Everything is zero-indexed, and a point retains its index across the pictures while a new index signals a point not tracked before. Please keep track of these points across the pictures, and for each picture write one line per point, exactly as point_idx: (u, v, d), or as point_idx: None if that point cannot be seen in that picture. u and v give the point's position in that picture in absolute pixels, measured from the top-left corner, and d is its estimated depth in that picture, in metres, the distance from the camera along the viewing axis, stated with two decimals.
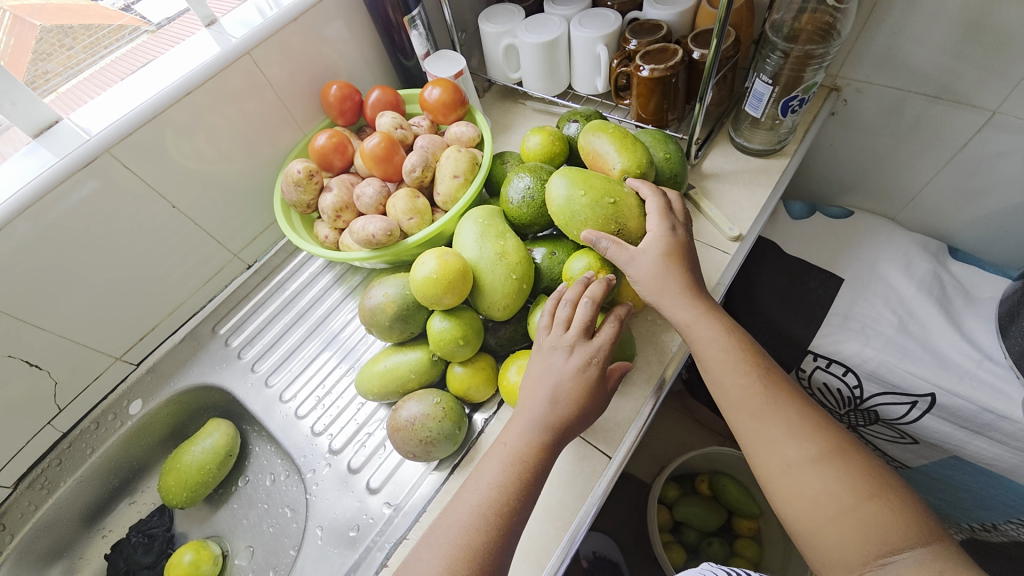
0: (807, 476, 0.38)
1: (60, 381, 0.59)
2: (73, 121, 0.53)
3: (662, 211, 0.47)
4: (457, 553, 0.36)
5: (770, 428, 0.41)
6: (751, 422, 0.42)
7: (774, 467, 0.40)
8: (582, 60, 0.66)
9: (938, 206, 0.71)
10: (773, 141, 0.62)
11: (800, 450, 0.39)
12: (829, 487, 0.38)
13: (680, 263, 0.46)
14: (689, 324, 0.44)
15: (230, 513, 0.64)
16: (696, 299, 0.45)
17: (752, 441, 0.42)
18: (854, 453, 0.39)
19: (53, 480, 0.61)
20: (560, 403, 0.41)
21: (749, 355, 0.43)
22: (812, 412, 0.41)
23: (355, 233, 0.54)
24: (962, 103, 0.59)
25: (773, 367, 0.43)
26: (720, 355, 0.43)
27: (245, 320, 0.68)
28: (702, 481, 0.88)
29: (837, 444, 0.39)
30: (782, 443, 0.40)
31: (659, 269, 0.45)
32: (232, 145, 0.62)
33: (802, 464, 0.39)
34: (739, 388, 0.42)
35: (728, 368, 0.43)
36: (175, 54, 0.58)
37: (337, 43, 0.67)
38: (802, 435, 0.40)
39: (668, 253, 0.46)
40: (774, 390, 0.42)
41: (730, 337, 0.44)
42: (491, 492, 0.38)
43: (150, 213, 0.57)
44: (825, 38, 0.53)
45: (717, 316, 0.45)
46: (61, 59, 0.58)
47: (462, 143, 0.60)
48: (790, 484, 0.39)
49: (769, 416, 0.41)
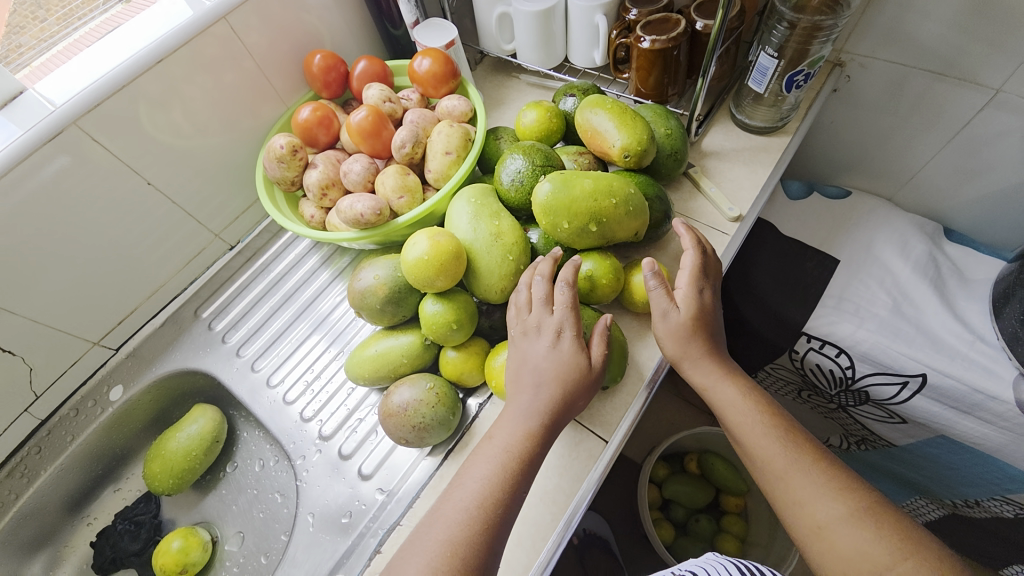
0: (842, 535, 0.37)
1: (36, 367, 0.56)
2: (39, 91, 0.49)
3: (696, 272, 0.47)
4: (447, 546, 0.35)
5: (797, 486, 0.40)
6: (778, 483, 0.41)
7: (807, 527, 0.39)
8: (579, 31, 0.63)
9: (937, 186, 0.70)
10: (774, 118, 0.60)
11: (831, 510, 0.38)
12: (864, 547, 0.36)
13: (707, 325, 0.46)
14: (708, 389, 0.45)
15: (219, 499, 0.63)
16: (722, 365, 0.45)
17: (783, 503, 0.41)
18: (885, 509, 0.38)
19: (33, 468, 0.59)
20: (542, 386, 0.41)
21: (768, 412, 0.43)
22: (840, 471, 0.40)
23: (342, 213, 0.51)
24: (966, 80, 0.58)
25: (795, 425, 0.43)
26: (740, 417, 0.44)
27: (229, 303, 0.66)
28: (691, 460, 0.89)
29: (867, 501, 0.38)
30: (811, 502, 0.39)
31: (683, 329, 0.45)
32: (210, 118, 0.58)
33: (834, 523, 0.38)
34: (762, 448, 0.42)
35: (746, 429, 0.43)
36: (145, 19, 0.54)
37: (320, 10, 0.63)
38: (828, 494, 0.39)
39: (697, 316, 0.45)
40: (798, 446, 0.42)
41: (747, 398, 0.44)
42: (480, 484, 0.38)
43: (124, 191, 0.54)
44: (833, 10, 0.50)
45: (735, 379, 0.45)
46: (35, 31, 0.54)
47: (453, 118, 0.58)
48: (826, 546, 0.38)
49: (794, 475, 0.40)
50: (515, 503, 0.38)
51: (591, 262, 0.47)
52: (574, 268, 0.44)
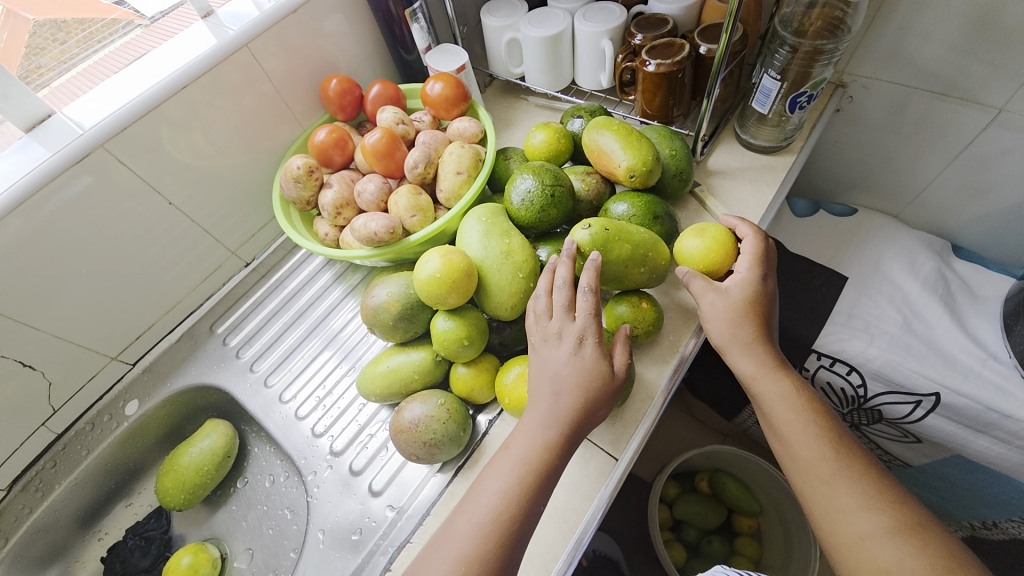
0: (881, 550, 0.37)
1: (55, 381, 0.57)
2: (68, 115, 0.52)
3: (756, 257, 0.47)
4: (461, 563, 0.35)
5: (838, 496, 0.40)
6: (822, 489, 0.41)
7: (846, 538, 0.39)
8: (586, 55, 0.65)
9: (943, 204, 0.71)
10: (779, 138, 0.61)
11: (873, 522, 0.38)
12: (904, 562, 0.36)
13: (759, 313, 0.46)
14: (756, 375, 0.44)
15: (229, 515, 0.64)
16: (771, 355, 0.45)
17: (820, 511, 0.41)
18: (932, 530, 0.37)
19: (47, 482, 0.60)
20: (561, 397, 0.40)
21: (817, 415, 0.43)
22: (888, 486, 0.40)
23: (357, 231, 0.53)
24: (968, 100, 0.59)
25: (845, 432, 0.43)
26: (788, 415, 0.43)
27: (243, 319, 0.67)
28: (702, 479, 0.88)
29: (912, 518, 0.38)
30: (854, 512, 0.39)
31: (732, 315, 0.45)
32: (229, 140, 0.60)
33: (875, 536, 0.37)
34: (808, 450, 0.42)
35: (790, 428, 0.43)
36: (171, 47, 0.57)
37: (336, 37, 0.65)
38: (872, 507, 0.39)
39: (751, 299, 0.46)
40: (845, 455, 0.41)
41: (798, 395, 0.44)
42: (497, 498, 0.38)
43: (146, 210, 0.56)
44: (835, 33, 0.52)
45: (786, 372, 0.45)
46: (54, 53, 0.56)
47: (464, 139, 0.59)
48: (863, 556, 0.37)
49: (841, 483, 0.40)
50: (533, 516, 0.38)
51: (622, 305, 0.48)
52: (594, 272, 0.43)
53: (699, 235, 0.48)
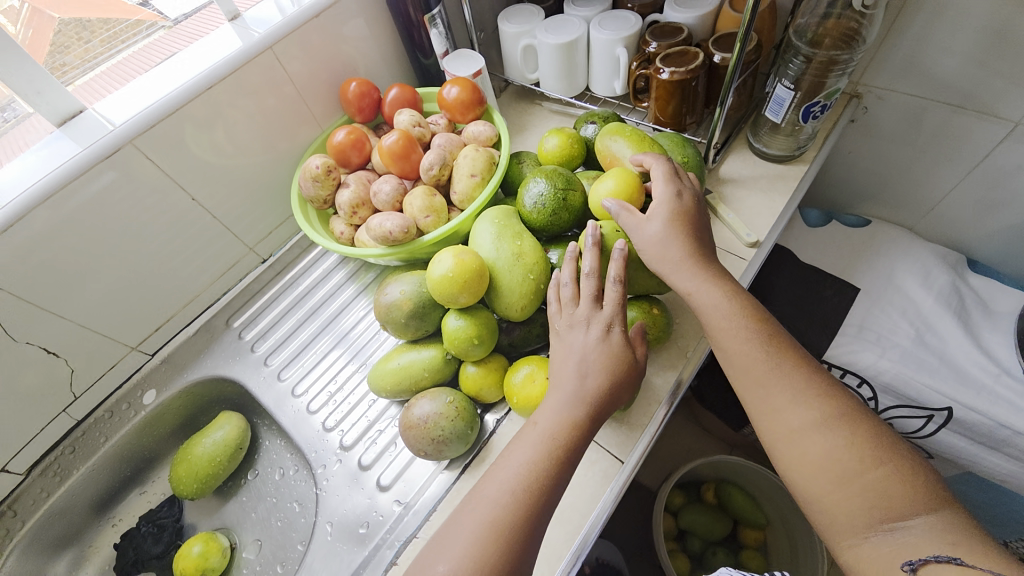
0: (812, 441, 0.38)
1: (77, 370, 0.59)
2: (98, 112, 0.54)
3: (669, 176, 0.48)
4: (490, 531, 0.35)
5: (774, 396, 0.40)
6: (758, 390, 0.41)
7: (780, 433, 0.40)
8: (601, 63, 0.66)
9: (958, 217, 0.70)
10: (792, 147, 0.61)
11: (805, 417, 0.38)
12: (834, 451, 0.37)
13: (686, 228, 0.45)
14: (693, 292, 0.44)
15: (239, 506, 0.65)
16: (702, 269, 0.44)
17: (759, 412, 0.41)
18: (862, 419, 0.38)
19: (65, 468, 0.61)
20: (587, 377, 0.41)
21: (752, 321, 0.42)
22: (820, 380, 0.40)
23: (372, 230, 0.54)
24: (985, 113, 0.59)
25: (779, 332, 0.42)
26: (724, 324, 0.43)
27: (259, 314, 0.69)
28: (708, 489, 0.88)
29: (844, 411, 0.38)
30: (787, 409, 0.39)
31: (662, 235, 0.45)
32: (250, 139, 0.62)
33: (806, 429, 0.38)
34: (744, 355, 0.41)
35: (726, 336, 0.42)
36: (197, 49, 0.59)
37: (356, 41, 0.67)
38: (804, 401, 0.39)
39: (674, 219, 0.46)
40: (779, 355, 0.41)
41: (732, 301, 0.43)
42: (525, 470, 0.38)
43: (169, 206, 0.58)
44: (849, 45, 0.52)
45: (720, 281, 0.44)
46: (77, 52, 0.58)
47: (479, 142, 0.60)
48: (795, 450, 0.39)
49: (776, 383, 0.40)
50: (557, 492, 0.38)
51: (633, 311, 0.48)
52: (621, 263, 0.44)
53: (608, 177, 0.49)
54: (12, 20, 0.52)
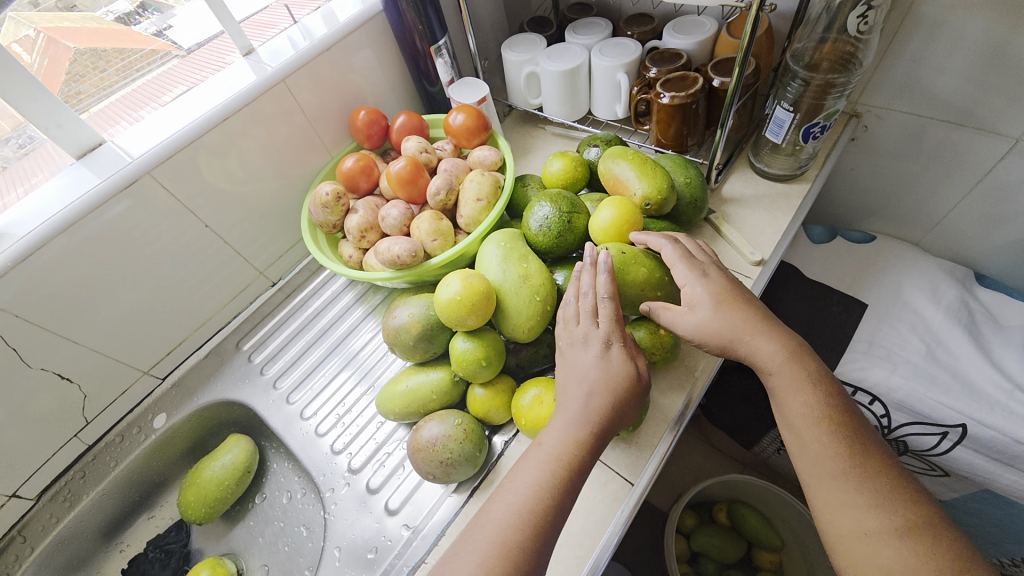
0: (887, 547, 0.36)
1: (89, 394, 0.60)
2: (118, 144, 0.56)
3: (685, 258, 0.46)
4: (496, 551, 0.35)
5: (848, 493, 0.38)
6: (828, 485, 0.39)
7: (848, 534, 0.37)
8: (602, 87, 0.67)
9: (962, 232, 0.70)
10: (793, 167, 0.62)
11: (880, 521, 0.37)
12: (910, 561, 0.35)
13: (744, 302, 0.44)
14: (773, 372, 0.42)
15: (246, 530, 0.65)
16: (784, 343, 0.42)
17: (824, 506, 0.39)
18: (943, 529, 0.36)
19: (76, 492, 0.61)
20: (594, 396, 0.41)
21: (831, 409, 0.41)
22: (900, 485, 0.38)
23: (380, 254, 0.55)
24: (985, 130, 0.59)
25: (862, 427, 0.40)
26: (800, 411, 0.41)
27: (269, 336, 0.70)
28: (720, 510, 0.86)
29: (922, 519, 0.36)
30: (861, 510, 0.37)
31: (712, 316, 0.44)
32: (262, 167, 0.64)
33: (879, 535, 0.36)
34: (818, 447, 0.40)
35: (802, 424, 0.41)
36: (214, 82, 0.61)
37: (364, 71, 0.69)
38: (880, 506, 0.37)
39: (724, 297, 0.44)
40: (858, 451, 0.39)
41: (813, 390, 0.41)
42: (532, 490, 0.38)
43: (183, 232, 0.59)
44: (847, 67, 0.53)
45: (801, 363, 0.42)
46: (94, 80, 0.59)
47: (484, 167, 0.62)
48: (865, 553, 0.36)
49: (849, 481, 0.38)
50: (564, 512, 0.38)
51: (639, 330, 0.49)
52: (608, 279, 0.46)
53: (605, 206, 0.50)
54: (27, 49, 0.52)
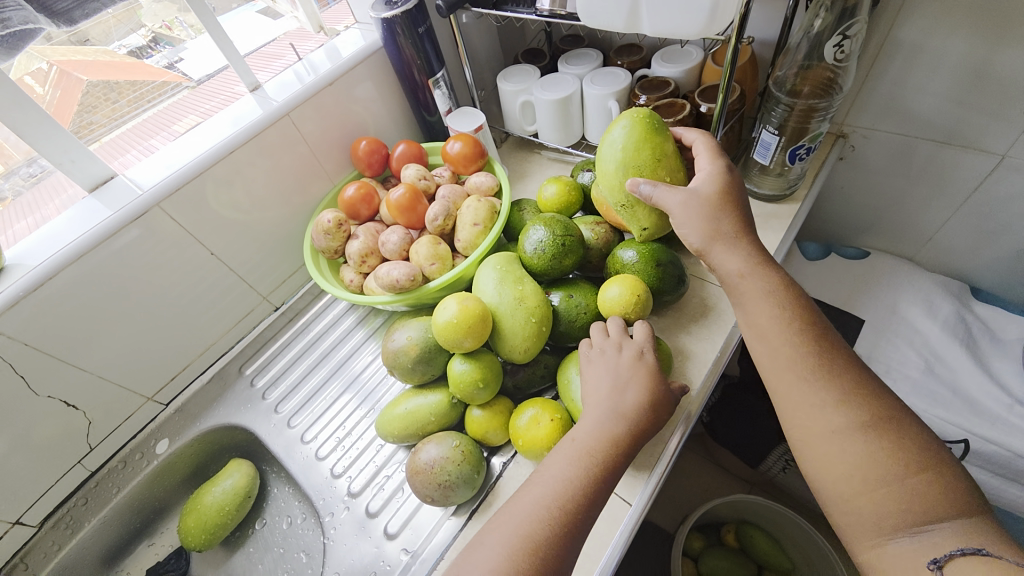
0: (852, 442, 0.37)
1: (94, 421, 0.61)
2: (128, 178, 0.58)
3: (711, 152, 0.49)
4: (525, 539, 0.36)
5: (815, 394, 0.40)
6: (797, 385, 0.40)
7: (816, 433, 0.39)
8: (594, 114, 0.69)
9: (955, 247, 0.71)
10: (782, 187, 0.63)
11: (847, 418, 0.38)
12: (873, 455, 0.37)
13: (734, 200, 0.46)
14: (744, 275, 0.44)
15: (246, 557, 0.64)
16: (755, 252, 0.45)
17: (790, 406, 0.41)
18: (904, 423, 0.38)
19: (77, 519, 0.61)
20: (628, 398, 0.43)
21: (799, 316, 0.42)
22: (865, 383, 0.39)
23: (380, 278, 0.56)
24: (969, 147, 0.61)
25: (825, 330, 0.42)
26: (771, 312, 0.42)
27: (271, 360, 0.71)
28: (728, 531, 0.84)
29: (887, 413, 0.38)
30: (828, 408, 0.39)
31: (713, 199, 0.46)
32: (266, 195, 0.66)
33: (846, 430, 0.38)
34: (786, 346, 0.41)
35: (771, 328, 0.42)
36: (221, 116, 0.64)
37: (365, 102, 0.72)
38: (846, 402, 0.39)
39: (723, 188, 0.47)
40: (824, 354, 0.41)
41: (782, 290, 0.43)
42: (563, 480, 0.39)
43: (189, 259, 0.61)
44: (828, 92, 0.55)
45: (768, 268, 0.44)
46: (106, 111, 0.63)
47: (481, 192, 0.64)
48: (830, 449, 0.38)
49: (817, 380, 0.40)
50: (594, 508, 0.38)
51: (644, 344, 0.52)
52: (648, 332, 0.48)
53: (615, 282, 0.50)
54: (40, 81, 0.55)
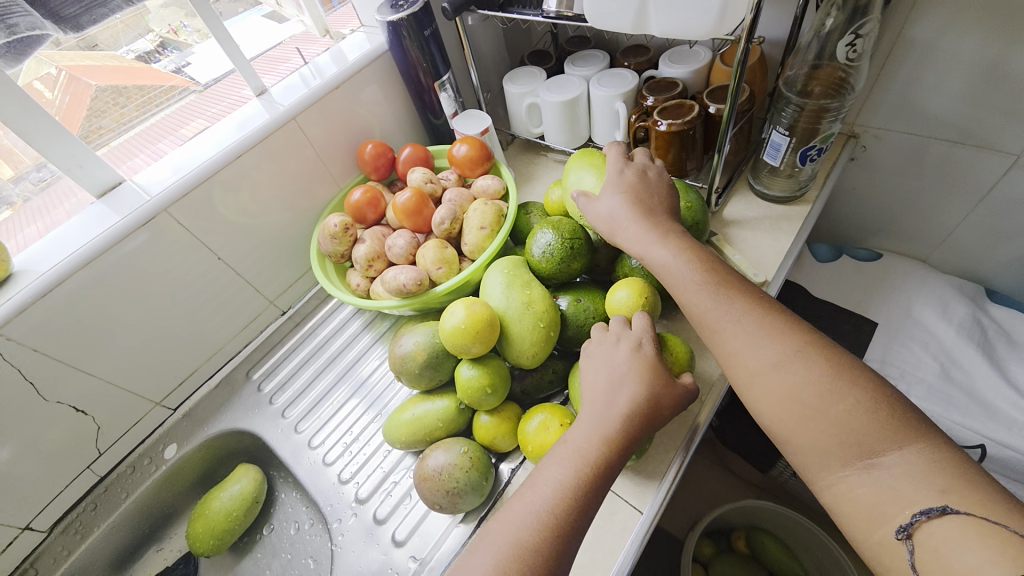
0: (773, 381, 0.38)
1: (102, 426, 0.61)
2: (136, 183, 0.58)
3: (618, 157, 0.53)
4: (519, 550, 0.35)
5: (730, 339, 0.40)
6: (714, 337, 0.42)
7: (742, 378, 0.40)
8: (601, 115, 0.69)
9: (970, 248, 0.70)
10: (793, 188, 0.62)
11: (763, 356, 0.39)
12: (798, 389, 0.37)
13: (634, 197, 0.50)
14: (644, 255, 0.47)
15: (253, 562, 0.64)
16: (651, 229, 0.47)
17: (720, 357, 0.42)
18: (823, 351, 0.37)
19: (86, 525, 0.62)
20: (624, 392, 0.41)
21: (703, 266, 0.44)
22: (777, 318, 0.40)
23: (387, 283, 0.56)
24: (984, 146, 0.59)
25: (731, 274, 0.43)
26: (673, 274, 0.44)
27: (278, 365, 0.71)
28: (739, 537, 0.84)
29: (803, 344, 0.38)
30: (742, 352, 0.40)
31: (612, 206, 0.50)
32: (273, 199, 0.66)
33: (766, 369, 0.38)
34: (697, 303, 0.43)
35: (681, 289, 0.44)
36: (228, 121, 0.64)
37: (371, 105, 0.72)
38: (761, 341, 0.39)
39: (623, 191, 0.50)
40: (732, 297, 0.42)
41: (680, 254, 0.45)
42: (555, 487, 0.38)
43: (197, 265, 0.61)
44: (840, 92, 0.54)
45: (670, 238, 0.46)
46: (114, 116, 0.63)
47: (487, 195, 0.63)
48: (759, 392, 0.39)
49: (730, 326, 0.41)
50: (589, 511, 0.38)
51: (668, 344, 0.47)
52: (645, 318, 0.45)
53: (621, 286, 0.49)
54: (49, 86, 0.56)
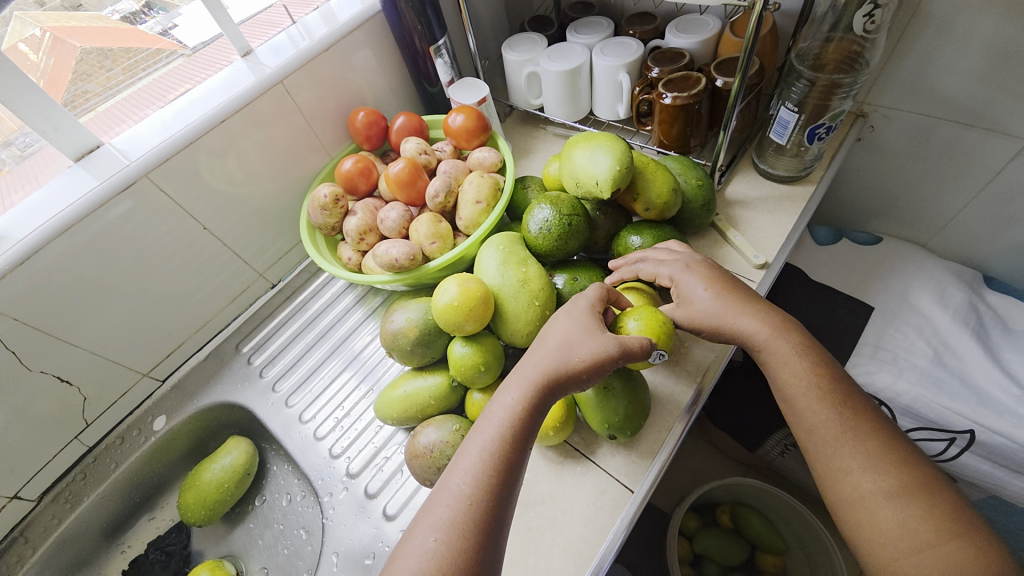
0: (881, 510, 0.37)
1: (88, 397, 0.60)
2: (115, 146, 0.55)
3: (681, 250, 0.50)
4: (448, 522, 0.35)
5: (844, 456, 0.39)
6: (823, 449, 0.40)
7: (848, 495, 0.39)
8: (603, 87, 0.66)
9: (972, 233, 0.69)
10: (797, 168, 0.61)
11: (876, 482, 0.38)
12: (904, 521, 0.36)
13: (734, 288, 0.47)
14: (762, 345, 0.44)
15: (246, 532, 0.65)
16: (771, 318, 0.45)
17: (824, 471, 0.40)
18: (937, 489, 0.37)
19: (77, 494, 0.61)
20: (546, 354, 0.42)
21: (823, 375, 0.42)
22: (898, 447, 0.39)
23: (378, 257, 0.55)
24: (995, 130, 0.58)
25: (853, 390, 0.42)
26: (795, 378, 0.43)
27: (268, 339, 0.70)
28: (723, 512, 0.85)
29: (918, 480, 0.37)
30: (857, 472, 0.39)
31: (709, 297, 0.46)
32: (261, 168, 0.63)
33: (876, 496, 0.38)
34: (812, 413, 0.41)
35: (796, 392, 0.42)
36: (212, 82, 0.61)
37: (364, 71, 0.69)
38: (877, 468, 0.38)
39: (716, 282, 0.47)
40: (853, 419, 0.40)
41: (801, 354, 0.43)
42: (480, 452, 0.38)
43: (183, 234, 0.59)
44: (853, 67, 0.52)
45: (789, 331, 0.44)
46: (101, 79, 0.59)
47: (484, 168, 0.61)
48: (862, 513, 0.38)
49: (845, 444, 0.40)
50: (511, 466, 0.38)
51: (635, 320, 0.44)
52: (600, 288, 0.46)
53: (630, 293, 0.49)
54: (33, 49, 0.53)
